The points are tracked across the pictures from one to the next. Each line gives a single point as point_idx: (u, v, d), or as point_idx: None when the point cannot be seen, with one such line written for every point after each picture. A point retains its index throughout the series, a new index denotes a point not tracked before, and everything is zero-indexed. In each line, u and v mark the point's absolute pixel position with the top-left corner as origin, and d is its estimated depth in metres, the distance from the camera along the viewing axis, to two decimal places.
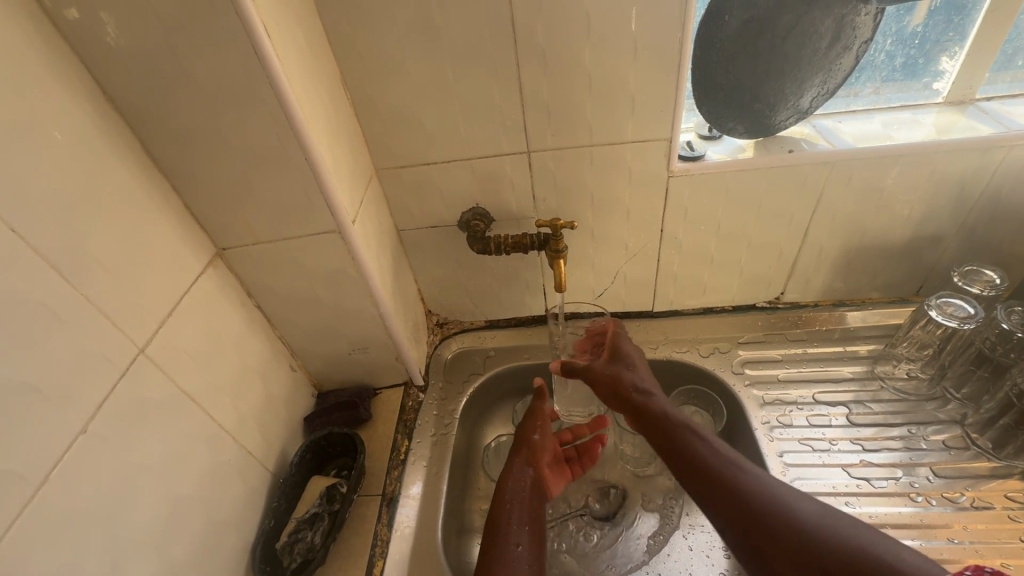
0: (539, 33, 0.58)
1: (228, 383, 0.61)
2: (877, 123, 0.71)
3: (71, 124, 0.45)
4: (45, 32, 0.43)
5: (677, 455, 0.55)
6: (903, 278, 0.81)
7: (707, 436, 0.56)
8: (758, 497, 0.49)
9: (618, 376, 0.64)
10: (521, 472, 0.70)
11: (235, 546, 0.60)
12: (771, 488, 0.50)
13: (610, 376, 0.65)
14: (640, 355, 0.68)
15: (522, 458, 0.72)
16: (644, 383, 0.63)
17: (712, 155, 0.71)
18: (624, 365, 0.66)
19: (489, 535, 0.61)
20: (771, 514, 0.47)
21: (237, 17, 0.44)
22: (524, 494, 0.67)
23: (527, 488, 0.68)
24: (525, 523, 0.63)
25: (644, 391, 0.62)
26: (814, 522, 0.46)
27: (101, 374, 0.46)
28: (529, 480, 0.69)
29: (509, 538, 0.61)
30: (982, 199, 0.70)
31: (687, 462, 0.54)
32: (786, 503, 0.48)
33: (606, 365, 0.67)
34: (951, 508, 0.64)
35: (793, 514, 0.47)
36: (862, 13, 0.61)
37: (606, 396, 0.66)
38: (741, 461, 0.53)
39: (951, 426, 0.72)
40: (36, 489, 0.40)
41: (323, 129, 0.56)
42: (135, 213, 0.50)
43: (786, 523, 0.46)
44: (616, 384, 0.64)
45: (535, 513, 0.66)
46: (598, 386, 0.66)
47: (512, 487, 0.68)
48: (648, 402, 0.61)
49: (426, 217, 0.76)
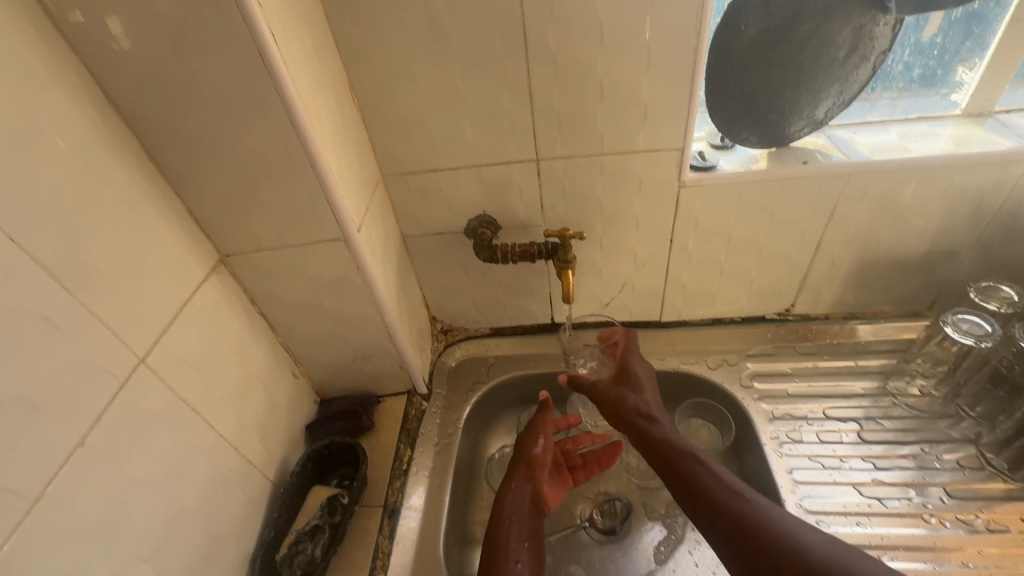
0: (550, 39, 0.57)
1: (230, 390, 0.60)
2: (893, 135, 0.70)
3: (74, 129, 0.44)
4: (48, 37, 0.42)
5: (681, 481, 0.57)
6: (917, 292, 0.80)
7: (710, 466, 0.56)
8: (764, 528, 0.49)
9: (623, 398, 0.67)
10: (520, 489, 0.68)
11: (235, 558, 0.59)
12: (779, 522, 0.49)
13: (613, 398, 0.67)
14: (646, 374, 0.70)
15: (520, 473, 0.70)
16: (648, 408, 0.65)
17: (724, 165, 0.69)
18: (630, 387, 0.68)
19: (488, 553, 0.60)
20: (771, 538, 0.48)
21: (243, 22, 0.43)
22: (522, 510, 0.66)
23: (525, 504, 0.66)
24: (526, 539, 0.62)
25: (646, 415, 0.64)
26: (817, 551, 0.46)
27: (101, 384, 0.45)
28: (527, 496, 0.67)
29: (505, 556, 0.59)
30: (1000, 214, 0.69)
31: (688, 492, 0.56)
32: (789, 529, 0.48)
33: (615, 385, 0.69)
34: (964, 530, 0.63)
35: (798, 542, 0.47)
36: (881, 23, 0.60)
37: (609, 415, 0.68)
38: (744, 491, 0.53)
39: (965, 445, 0.70)
40: (31, 504, 0.39)
41: (329, 134, 0.55)
42: (138, 221, 0.50)
43: (784, 549, 0.47)
44: (620, 406, 0.66)
45: (535, 530, 0.65)
46: (602, 406, 0.69)
47: (511, 504, 0.66)
48: (652, 427, 0.63)
49: (432, 224, 0.75)
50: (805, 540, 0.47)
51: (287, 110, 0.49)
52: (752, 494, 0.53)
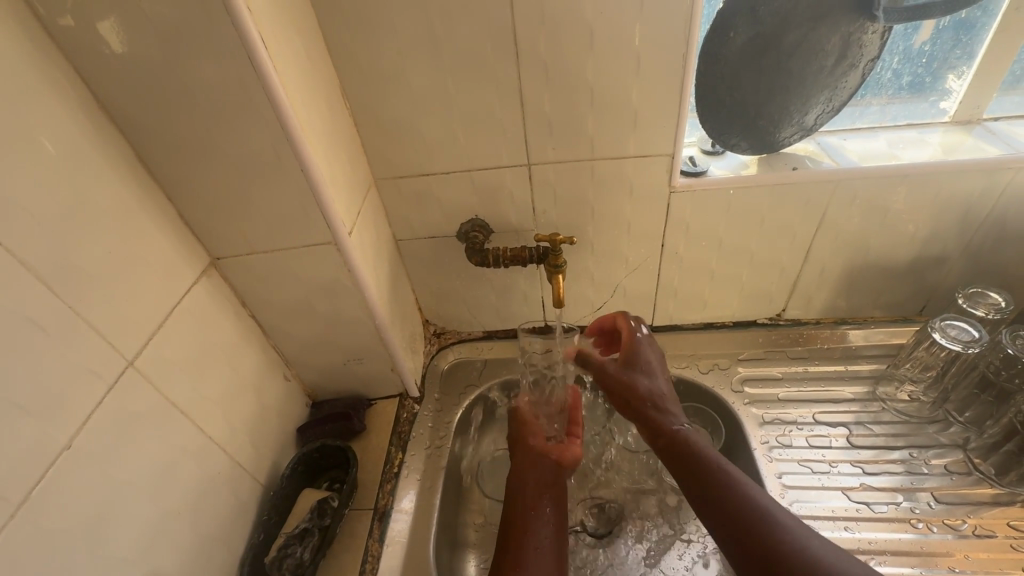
0: (541, 45, 0.57)
1: (221, 393, 0.60)
2: (882, 142, 0.70)
3: (63, 132, 0.44)
4: (38, 41, 0.42)
5: (696, 478, 0.57)
6: (907, 297, 0.80)
7: (733, 475, 0.56)
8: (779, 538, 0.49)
9: (634, 385, 0.68)
10: (527, 460, 0.69)
11: (223, 560, 0.59)
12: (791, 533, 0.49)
13: (626, 385, 0.68)
14: (659, 362, 0.70)
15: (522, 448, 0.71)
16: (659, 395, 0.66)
17: (715, 171, 0.70)
18: (640, 372, 0.69)
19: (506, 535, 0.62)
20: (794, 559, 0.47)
21: (233, 27, 0.44)
22: (531, 481, 0.67)
23: (534, 472, 0.68)
24: (535, 507, 0.64)
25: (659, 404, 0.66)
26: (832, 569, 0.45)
27: (88, 387, 0.45)
28: (539, 468, 0.69)
29: (520, 535, 0.61)
30: (988, 220, 0.69)
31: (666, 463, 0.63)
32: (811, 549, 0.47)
33: (621, 370, 0.70)
34: (952, 535, 0.63)
35: (823, 563, 0.46)
36: (869, 31, 0.60)
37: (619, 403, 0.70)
38: (772, 510, 0.51)
39: (953, 450, 0.71)
40: (15, 508, 0.39)
41: (320, 138, 0.56)
42: (127, 223, 0.50)
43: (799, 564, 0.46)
44: (631, 393, 0.68)
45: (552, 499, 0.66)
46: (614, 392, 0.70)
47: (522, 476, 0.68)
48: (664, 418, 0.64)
49: (424, 227, 0.75)
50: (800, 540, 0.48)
51: (278, 115, 0.49)
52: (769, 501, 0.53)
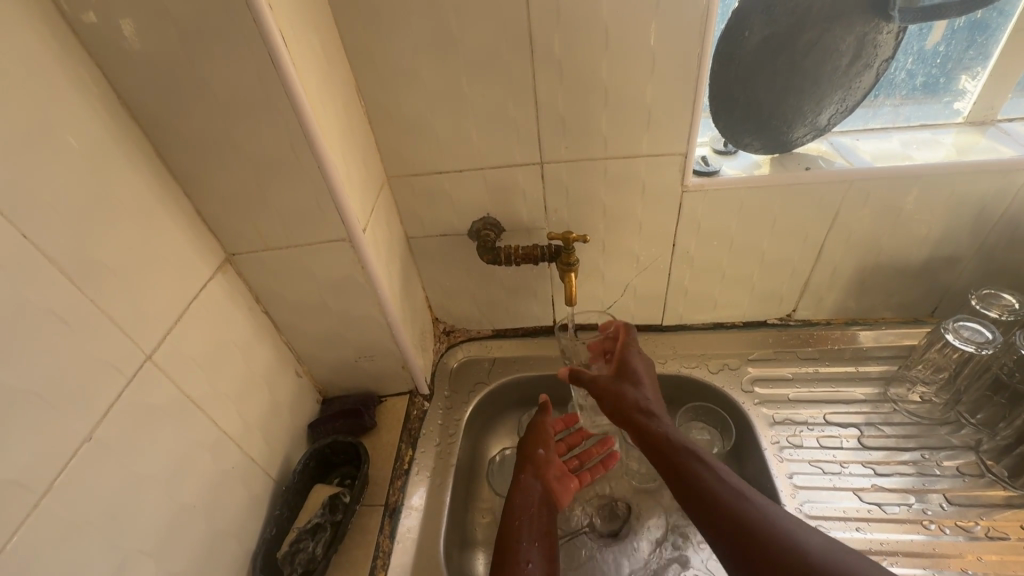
0: (556, 44, 0.57)
1: (235, 388, 0.61)
2: (896, 142, 0.70)
3: (85, 127, 0.44)
4: (61, 37, 0.43)
5: (680, 480, 0.56)
6: (918, 299, 0.80)
7: (710, 465, 0.55)
8: (763, 528, 0.49)
9: (622, 394, 0.65)
10: (528, 484, 0.69)
11: (236, 554, 0.60)
12: (780, 524, 0.49)
13: (614, 393, 0.65)
14: (646, 371, 0.68)
15: (529, 471, 0.71)
16: (647, 404, 0.63)
17: (727, 170, 0.70)
18: (630, 382, 0.66)
19: (501, 554, 0.62)
20: (776, 545, 0.47)
21: (254, 24, 0.44)
22: (532, 506, 0.67)
23: (535, 499, 0.68)
24: (536, 536, 0.64)
25: (646, 411, 0.62)
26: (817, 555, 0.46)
27: (109, 380, 0.46)
28: (537, 493, 0.69)
29: (517, 557, 0.61)
30: (1003, 221, 0.69)
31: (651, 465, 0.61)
32: (795, 537, 0.48)
33: (613, 379, 0.67)
34: (964, 537, 0.63)
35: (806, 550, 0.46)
36: (885, 31, 0.60)
37: (609, 412, 0.66)
38: (748, 495, 0.52)
39: (965, 452, 0.70)
40: (38, 497, 0.39)
41: (337, 136, 0.56)
42: (146, 219, 0.50)
43: (785, 554, 0.47)
44: (619, 401, 0.64)
45: (547, 528, 0.66)
46: (603, 401, 0.67)
47: (520, 500, 0.68)
48: (652, 423, 0.61)
49: (436, 225, 0.75)
50: (778, 522, 0.49)
51: (296, 111, 0.49)
52: (745, 493, 0.53)
